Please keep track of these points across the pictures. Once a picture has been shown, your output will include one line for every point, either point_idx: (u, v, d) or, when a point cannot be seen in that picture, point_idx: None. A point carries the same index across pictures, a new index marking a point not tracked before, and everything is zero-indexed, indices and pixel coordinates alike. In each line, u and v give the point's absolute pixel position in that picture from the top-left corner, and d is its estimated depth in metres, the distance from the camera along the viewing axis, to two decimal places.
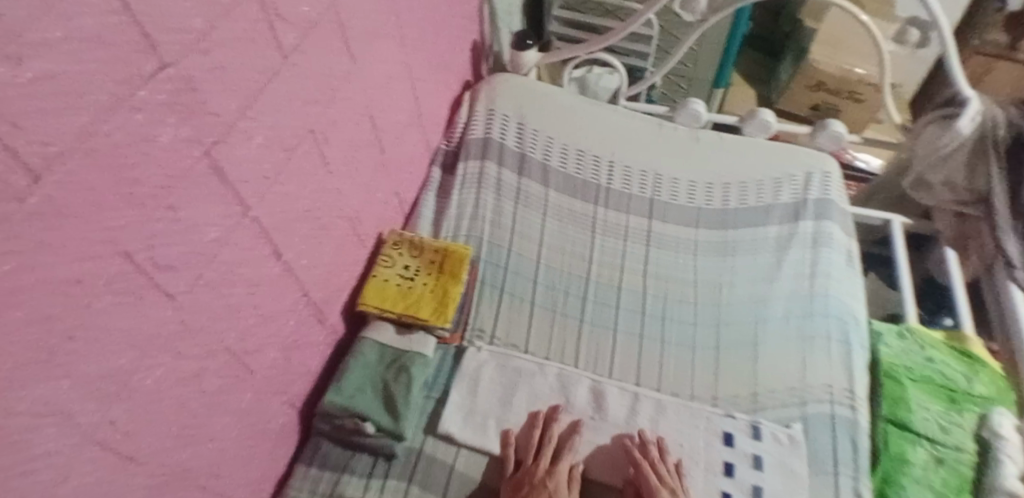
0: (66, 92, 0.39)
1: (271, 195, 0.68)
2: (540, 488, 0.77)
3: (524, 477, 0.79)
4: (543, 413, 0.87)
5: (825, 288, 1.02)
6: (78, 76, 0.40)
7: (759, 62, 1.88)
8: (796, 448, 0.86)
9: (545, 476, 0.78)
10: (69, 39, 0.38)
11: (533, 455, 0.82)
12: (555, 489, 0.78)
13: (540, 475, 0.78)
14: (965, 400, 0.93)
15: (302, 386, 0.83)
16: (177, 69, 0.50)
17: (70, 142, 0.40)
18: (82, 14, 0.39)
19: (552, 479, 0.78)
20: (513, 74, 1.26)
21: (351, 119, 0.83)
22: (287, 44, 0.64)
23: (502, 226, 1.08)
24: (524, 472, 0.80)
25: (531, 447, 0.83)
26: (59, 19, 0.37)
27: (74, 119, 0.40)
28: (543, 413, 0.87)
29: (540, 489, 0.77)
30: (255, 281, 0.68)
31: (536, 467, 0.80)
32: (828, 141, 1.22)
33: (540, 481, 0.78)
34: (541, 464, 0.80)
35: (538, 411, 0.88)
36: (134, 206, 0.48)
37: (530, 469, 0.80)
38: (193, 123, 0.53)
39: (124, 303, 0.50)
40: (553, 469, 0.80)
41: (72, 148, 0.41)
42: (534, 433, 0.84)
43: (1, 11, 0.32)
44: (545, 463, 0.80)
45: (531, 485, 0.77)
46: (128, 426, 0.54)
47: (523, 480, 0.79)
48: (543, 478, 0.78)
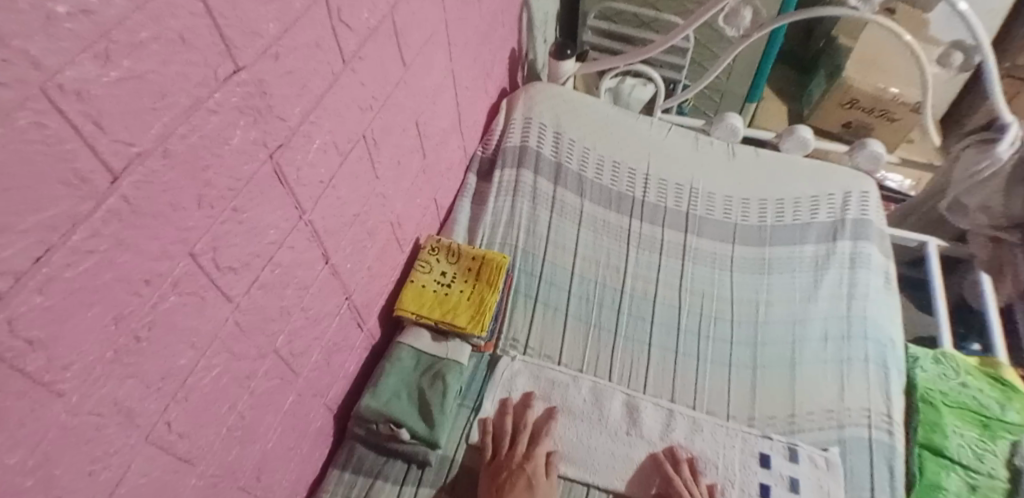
0: (149, 92, 0.39)
1: (326, 199, 0.68)
2: (518, 472, 0.80)
3: (502, 463, 0.82)
4: (514, 404, 0.89)
5: (864, 310, 1.00)
6: (161, 77, 0.40)
7: (789, 78, 1.89)
8: (833, 472, 0.84)
9: (522, 461, 0.82)
10: (154, 40, 0.38)
11: (508, 443, 0.85)
12: (533, 474, 0.80)
13: (518, 461, 0.82)
14: (999, 428, 0.89)
15: (339, 389, 0.83)
16: (250, 73, 0.50)
17: (150, 142, 0.41)
18: (167, 16, 0.39)
19: (531, 463, 0.81)
20: (550, 84, 1.26)
21: (399, 125, 0.83)
22: (348, 50, 0.65)
23: (537, 235, 1.08)
24: (501, 459, 0.83)
25: (506, 433, 0.86)
26: (144, 20, 0.37)
27: (155, 121, 0.41)
28: (513, 400, 0.90)
29: (518, 472, 0.80)
30: (306, 284, 0.68)
31: (513, 454, 0.83)
32: (866, 161, 1.21)
33: (518, 466, 0.81)
34: (517, 452, 0.83)
35: (508, 398, 0.90)
36: (204, 208, 0.49)
37: (506, 456, 0.83)
38: (261, 126, 0.54)
39: (188, 304, 0.50)
40: (530, 455, 0.83)
41: (152, 149, 0.41)
42: (506, 421, 0.87)
43: (87, 7, 0.32)
44: (522, 449, 0.83)
45: (509, 471, 0.80)
46: (182, 427, 0.54)
47: (502, 467, 0.81)
48: (521, 463, 0.81)
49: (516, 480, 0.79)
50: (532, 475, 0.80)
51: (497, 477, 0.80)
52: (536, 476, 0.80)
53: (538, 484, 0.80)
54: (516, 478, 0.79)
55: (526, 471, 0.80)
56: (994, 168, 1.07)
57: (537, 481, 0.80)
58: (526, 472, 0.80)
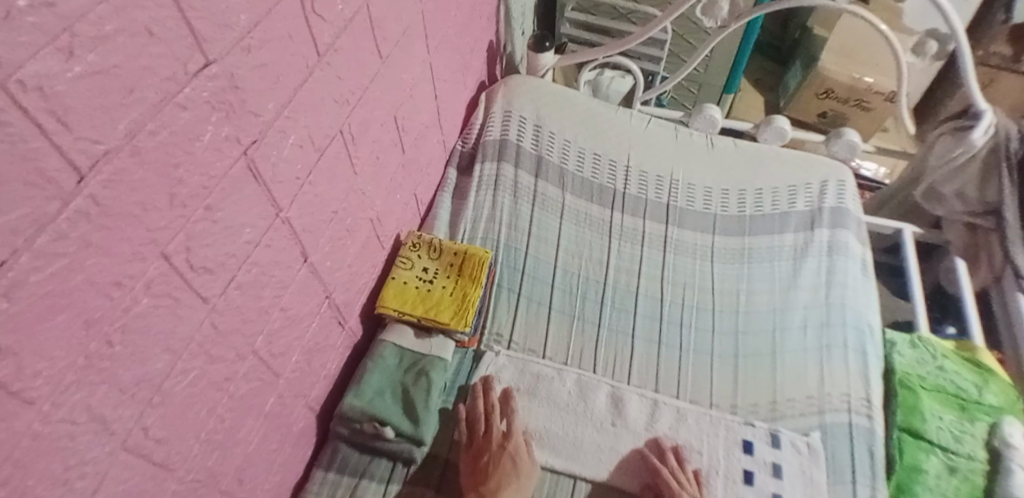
0: (116, 87, 0.38)
1: (303, 196, 0.67)
2: (500, 453, 0.81)
3: (483, 445, 0.83)
4: (480, 386, 0.89)
5: (842, 297, 1.02)
6: (128, 71, 0.38)
7: (766, 69, 1.91)
8: (814, 456, 0.85)
9: (502, 441, 0.83)
10: (120, 33, 0.37)
11: (484, 423, 0.85)
12: (515, 452, 0.82)
13: (497, 441, 0.83)
14: (976, 410, 0.92)
15: (321, 389, 0.82)
16: (221, 67, 0.48)
17: (118, 140, 0.39)
18: (133, 9, 0.37)
19: (511, 442, 0.83)
20: (530, 77, 1.25)
21: (378, 120, 0.82)
22: (322, 42, 0.64)
23: (519, 229, 1.07)
24: (479, 440, 0.83)
25: (480, 416, 0.86)
26: (109, 12, 0.35)
27: (123, 117, 0.39)
28: (481, 384, 0.89)
29: (500, 452, 0.81)
30: (285, 283, 0.67)
31: (491, 435, 0.84)
32: (844, 150, 1.23)
33: (496, 447, 0.82)
34: (494, 433, 0.84)
35: (477, 382, 0.90)
36: (176, 208, 0.47)
37: (484, 437, 0.83)
38: (234, 122, 0.52)
39: (162, 307, 0.49)
40: (507, 436, 0.84)
41: (120, 146, 0.39)
42: (478, 403, 0.87)
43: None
44: (499, 431, 0.84)
45: (490, 453, 0.81)
46: (159, 433, 0.52)
47: (482, 450, 0.82)
48: (500, 443, 0.83)
49: (500, 461, 0.80)
50: (514, 454, 0.82)
51: (479, 460, 0.82)
52: (517, 455, 0.82)
53: (521, 462, 0.82)
54: (500, 459, 0.80)
55: (507, 451, 0.81)
56: (969, 155, 1.11)
57: (519, 458, 0.82)
58: (507, 450, 0.81)
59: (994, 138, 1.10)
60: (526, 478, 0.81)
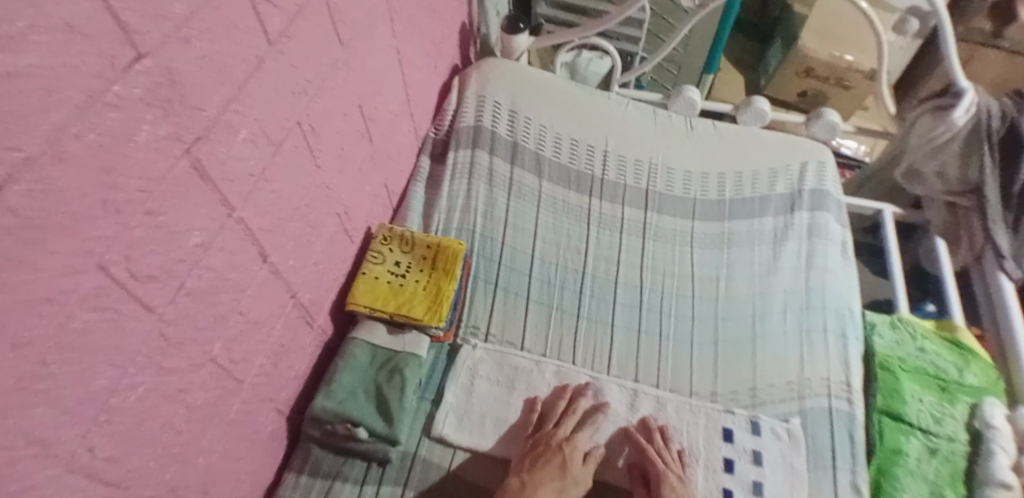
0: (35, 89, 0.34)
1: (258, 193, 0.63)
2: (554, 450, 0.79)
3: (542, 438, 0.81)
4: (572, 388, 0.88)
5: (822, 281, 1.01)
6: (47, 71, 0.35)
7: (746, 48, 1.88)
8: (794, 442, 0.85)
9: (562, 441, 0.80)
10: (35, 29, 0.33)
11: (554, 420, 0.84)
12: (570, 455, 0.79)
13: (558, 439, 0.80)
14: (957, 392, 0.91)
15: (290, 392, 0.80)
16: (155, 60, 0.44)
17: (40, 145, 0.35)
18: (49, 3, 0.34)
19: (570, 446, 0.80)
20: (504, 60, 1.22)
21: (341, 109, 0.78)
22: (273, 30, 0.60)
23: (494, 218, 1.04)
24: (543, 433, 0.82)
25: (556, 412, 0.85)
26: (22, 6, 0.32)
27: (43, 121, 0.35)
28: (572, 387, 0.88)
29: (556, 450, 0.79)
30: (243, 285, 0.64)
31: (557, 432, 0.82)
32: (823, 130, 1.21)
33: (558, 443, 0.80)
34: (559, 431, 0.81)
35: (568, 384, 0.89)
36: (111, 214, 0.43)
37: (551, 432, 0.82)
38: (173, 120, 0.48)
39: (102, 320, 0.45)
40: (571, 438, 0.81)
41: (43, 151, 0.36)
42: (560, 401, 0.86)
43: None
44: (566, 430, 0.82)
45: (547, 447, 0.79)
46: (108, 451, 0.49)
47: (543, 439, 0.81)
48: (561, 442, 0.80)
49: (551, 457, 0.78)
50: (568, 456, 0.79)
51: (536, 448, 0.80)
52: (572, 459, 0.79)
53: (572, 469, 0.78)
54: (552, 457, 0.78)
55: (564, 451, 0.79)
56: (951, 133, 1.09)
57: (571, 467, 0.78)
58: (563, 452, 0.78)
59: (976, 115, 1.09)
60: (574, 485, 0.77)
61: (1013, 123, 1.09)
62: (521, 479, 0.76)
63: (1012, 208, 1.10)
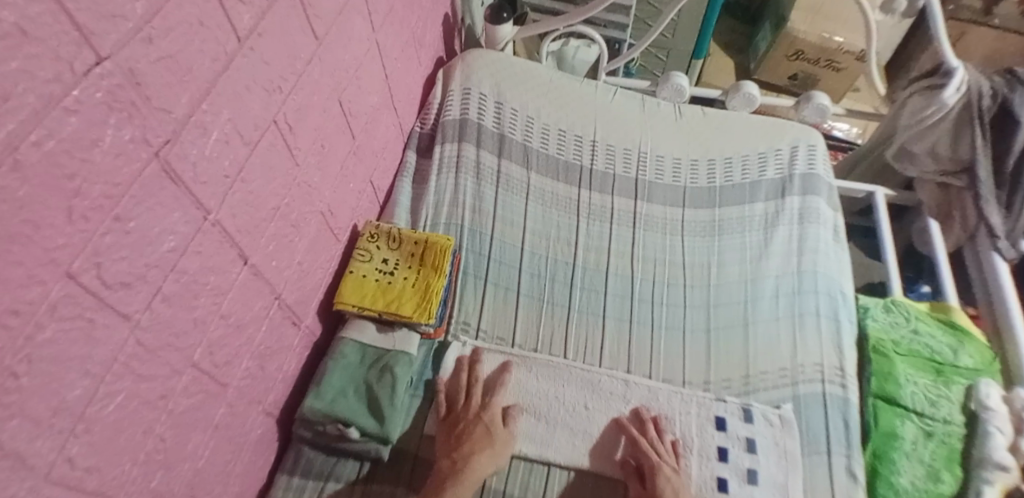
0: None
1: (234, 195, 0.62)
2: (475, 421, 0.81)
3: (458, 416, 0.83)
4: (467, 359, 0.89)
5: (813, 266, 1.00)
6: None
7: (736, 32, 1.87)
8: (787, 428, 0.85)
9: (479, 411, 0.83)
10: None
11: (464, 396, 0.85)
12: (491, 421, 0.82)
13: (474, 410, 0.83)
14: (953, 374, 0.91)
15: (278, 394, 0.79)
16: (116, 62, 0.43)
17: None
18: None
19: (488, 413, 0.83)
20: (488, 50, 1.20)
21: (319, 105, 0.77)
22: (241, 26, 0.58)
23: (482, 212, 1.03)
24: (458, 412, 0.83)
25: (461, 388, 0.85)
26: None
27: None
28: (467, 357, 0.88)
29: (476, 421, 0.81)
30: (223, 289, 0.63)
31: (469, 406, 0.83)
32: (813, 113, 1.20)
33: (474, 415, 0.82)
34: (473, 403, 0.84)
35: (463, 355, 0.89)
36: (75, 222, 0.42)
37: (462, 407, 0.84)
38: (138, 122, 0.47)
39: (75, 330, 0.44)
40: (486, 405, 0.84)
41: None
42: (461, 377, 0.86)
43: None
44: (477, 401, 0.84)
45: (466, 421, 0.81)
46: (87, 461, 0.48)
47: (459, 419, 0.82)
48: (478, 412, 0.83)
49: (474, 428, 0.81)
50: (490, 423, 0.82)
51: (455, 428, 0.81)
52: (493, 425, 0.81)
53: (496, 432, 0.81)
54: (475, 428, 0.80)
55: (484, 420, 0.82)
56: (941, 114, 1.08)
57: (494, 429, 0.81)
58: (483, 420, 0.81)
59: (967, 94, 1.07)
60: (503, 446, 0.80)
61: (1005, 101, 1.07)
62: (451, 459, 0.77)
63: (1005, 187, 1.09)
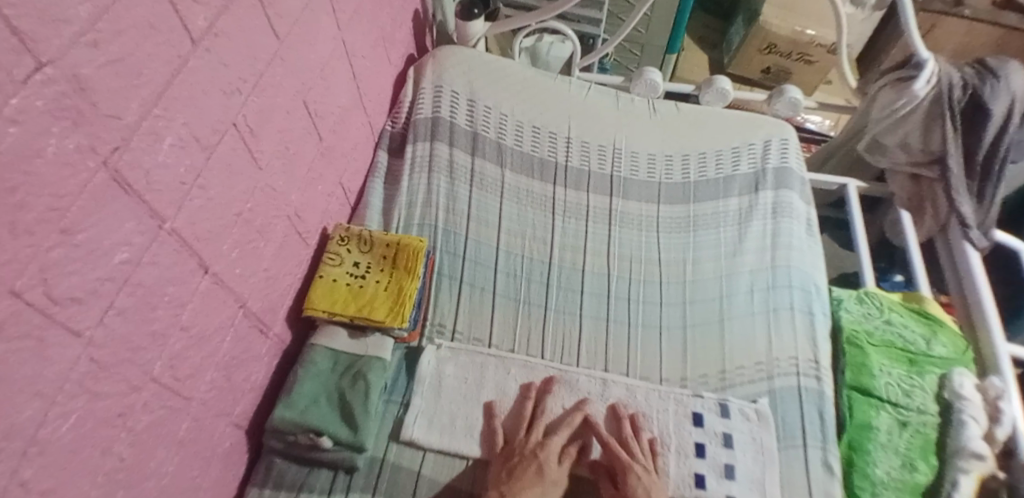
0: None
1: (192, 202, 0.60)
2: (529, 458, 0.76)
3: (516, 449, 0.79)
4: (536, 389, 0.86)
5: (786, 259, 1.01)
6: None
7: (709, 26, 1.87)
8: (763, 422, 0.85)
9: (536, 447, 0.78)
10: None
11: (526, 428, 0.82)
12: (545, 459, 0.76)
13: (531, 447, 0.78)
14: (926, 363, 0.91)
15: (247, 404, 0.77)
16: (59, 68, 0.40)
17: None
18: None
19: (544, 451, 0.77)
20: (459, 47, 1.18)
21: (283, 107, 0.75)
22: (196, 27, 0.56)
23: (457, 212, 1.02)
24: (516, 445, 0.79)
25: (523, 422, 0.83)
26: None
27: None
28: (536, 385, 0.86)
29: (529, 458, 0.76)
30: (183, 299, 0.61)
31: (529, 439, 0.80)
32: (785, 107, 1.21)
33: (531, 451, 0.78)
34: (534, 436, 0.80)
35: (530, 382, 0.87)
36: (20, 238, 0.39)
37: (520, 442, 0.80)
38: (86, 130, 0.44)
39: (23, 350, 0.42)
40: (545, 442, 0.79)
41: None
42: (526, 406, 0.84)
43: None
44: (538, 436, 0.80)
45: (521, 456, 0.77)
46: (43, 485, 0.46)
47: (514, 452, 0.78)
48: (534, 449, 0.78)
49: (527, 465, 0.76)
50: (544, 461, 0.76)
51: (510, 461, 0.77)
52: (548, 463, 0.76)
53: (549, 471, 0.76)
54: (527, 465, 0.75)
55: (538, 457, 0.76)
56: (912, 105, 1.09)
57: (548, 469, 0.76)
58: (538, 459, 0.76)
59: (937, 86, 1.08)
60: (554, 485, 0.75)
61: (975, 92, 1.08)
62: (501, 492, 0.73)
63: (976, 178, 1.11)
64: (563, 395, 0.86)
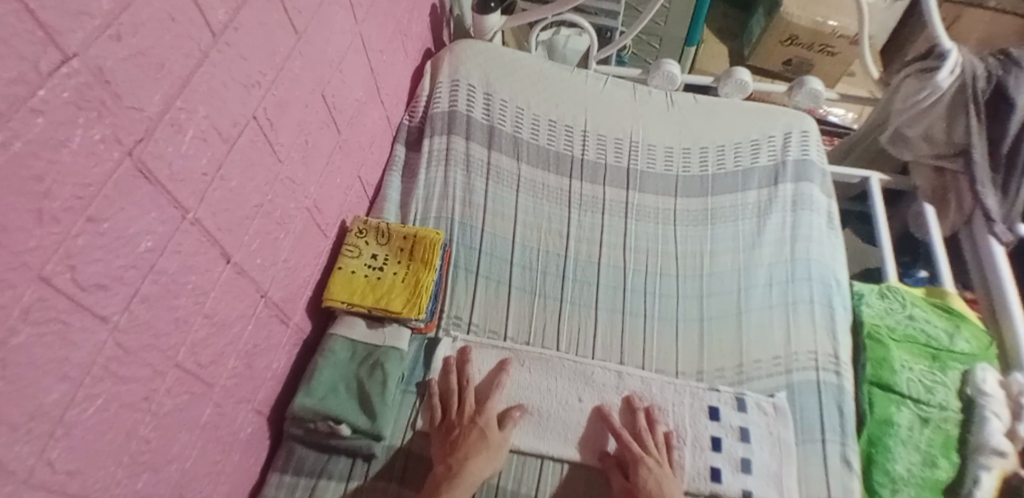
0: None
1: (213, 193, 0.61)
2: (469, 426, 0.80)
3: (452, 422, 0.81)
4: (455, 361, 0.87)
5: (806, 253, 0.99)
6: None
7: (731, 18, 1.85)
8: (781, 417, 0.84)
9: (474, 415, 0.81)
10: None
11: (457, 399, 0.83)
12: (485, 426, 0.80)
13: (469, 415, 0.81)
14: (949, 358, 0.90)
15: (268, 392, 0.79)
16: (84, 60, 0.42)
17: None
18: None
19: (483, 416, 0.81)
20: (477, 40, 1.19)
21: (301, 100, 0.76)
22: (216, 21, 0.57)
23: (473, 205, 1.02)
24: (451, 418, 0.82)
25: (453, 393, 0.84)
26: None
27: None
28: (454, 358, 0.87)
29: (470, 426, 0.80)
30: (205, 288, 0.62)
31: (462, 412, 0.82)
32: (806, 99, 1.19)
33: (468, 421, 0.81)
34: (468, 405, 0.83)
35: (448, 357, 0.88)
36: (47, 225, 0.41)
37: (456, 414, 0.82)
38: (109, 121, 0.46)
39: (50, 334, 0.43)
40: (481, 410, 0.82)
41: None
42: (451, 380, 0.85)
43: None
44: (471, 406, 0.83)
45: (461, 427, 0.80)
46: (69, 465, 0.47)
47: (453, 426, 0.81)
48: (473, 417, 0.81)
49: (469, 433, 0.79)
50: (485, 427, 0.80)
51: (450, 435, 0.79)
52: (489, 428, 0.80)
53: (491, 435, 0.79)
54: (469, 433, 0.79)
55: (479, 423, 0.80)
56: (935, 97, 1.08)
57: (489, 432, 0.80)
58: (477, 424, 0.80)
59: (961, 76, 1.06)
60: (497, 450, 0.79)
61: (999, 83, 1.05)
62: (446, 465, 0.76)
63: (1000, 170, 1.09)
64: (490, 361, 0.89)
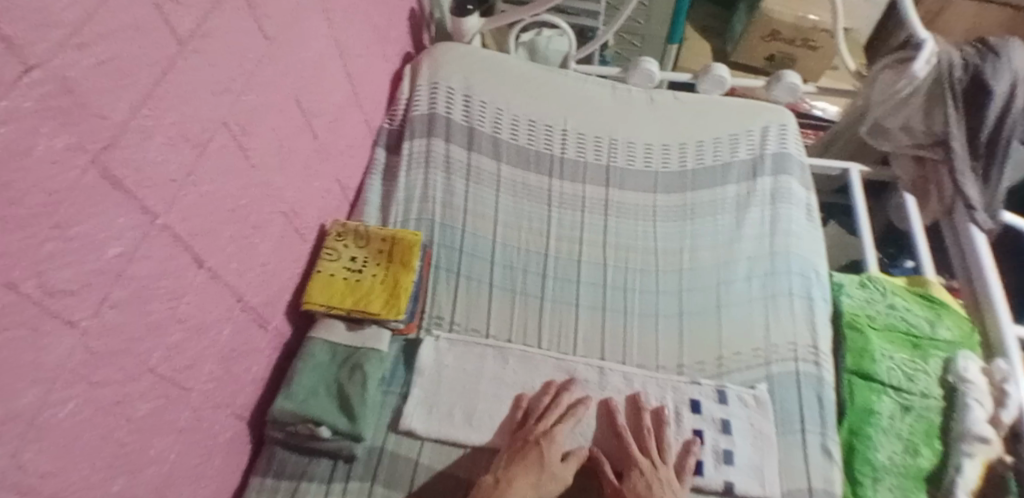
0: None
1: (184, 198, 0.62)
2: (531, 444, 0.78)
3: (523, 435, 0.80)
4: (557, 385, 0.86)
5: (785, 245, 1.00)
6: None
7: (713, 15, 1.86)
8: (762, 408, 0.85)
9: (541, 436, 0.79)
10: None
11: (537, 417, 0.82)
12: (547, 451, 0.77)
13: (537, 435, 0.79)
14: (930, 347, 0.90)
15: (248, 396, 0.79)
16: (47, 70, 0.42)
17: None
18: None
19: (548, 439, 0.78)
20: (455, 43, 1.20)
21: (274, 105, 0.77)
22: (183, 28, 0.58)
23: (454, 206, 1.03)
24: (526, 430, 0.81)
25: (543, 408, 0.83)
26: None
27: None
28: (556, 383, 0.86)
29: (533, 444, 0.78)
30: (178, 292, 0.63)
31: (538, 427, 0.81)
32: (784, 93, 1.20)
33: (536, 438, 0.79)
34: (541, 427, 0.81)
35: (552, 380, 0.87)
36: (16, 230, 0.41)
37: (534, 427, 0.81)
38: (74, 129, 0.46)
39: (21, 338, 0.44)
40: (551, 433, 0.80)
41: None
42: (546, 397, 0.84)
43: None
44: (547, 425, 0.81)
45: (525, 442, 0.78)
46: (43, 468, 0.48)
47: (524, 438, 0.80)
48: (540, 437, 0.79)
49: (528, 451, 0.77)
50: (546, 449, 0.77)
51: (516, 450, 0.78)
52: (551, 451, 0.77)
53: (550, 461, 0.77)
54: (529, 451, 0.77)
55: (542, 444, 0.77)
56: (913, 87, 1.07)
57: (546, 460, 0.76)
58: (541, 446, 0.77)
59: (937, 66, 1.07)
60: (550, 480, 0.75)
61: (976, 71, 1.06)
62: (495, 477, 0.75)
63: (981, 157, 1.08)
64: (478, 363, 0.89)
